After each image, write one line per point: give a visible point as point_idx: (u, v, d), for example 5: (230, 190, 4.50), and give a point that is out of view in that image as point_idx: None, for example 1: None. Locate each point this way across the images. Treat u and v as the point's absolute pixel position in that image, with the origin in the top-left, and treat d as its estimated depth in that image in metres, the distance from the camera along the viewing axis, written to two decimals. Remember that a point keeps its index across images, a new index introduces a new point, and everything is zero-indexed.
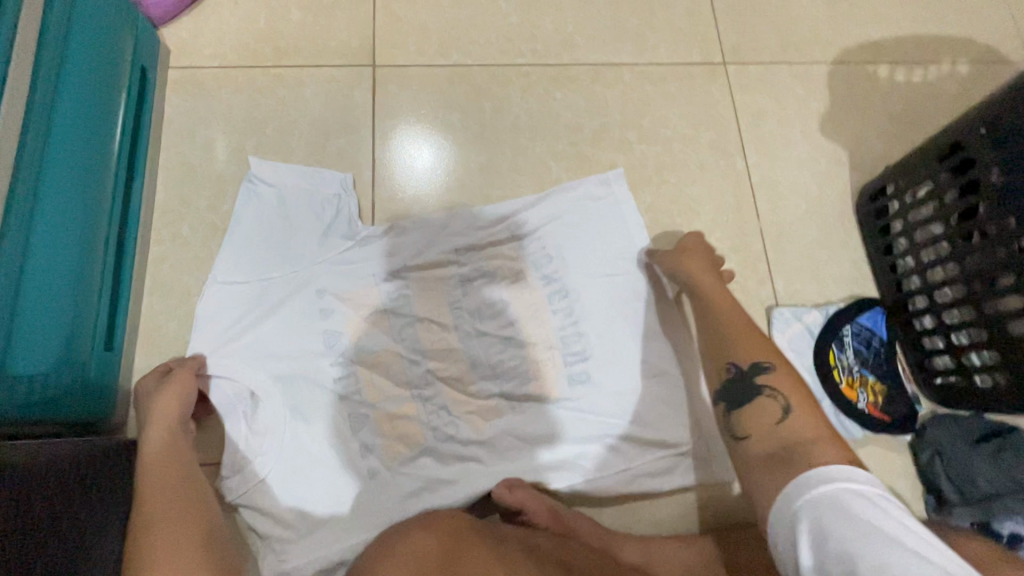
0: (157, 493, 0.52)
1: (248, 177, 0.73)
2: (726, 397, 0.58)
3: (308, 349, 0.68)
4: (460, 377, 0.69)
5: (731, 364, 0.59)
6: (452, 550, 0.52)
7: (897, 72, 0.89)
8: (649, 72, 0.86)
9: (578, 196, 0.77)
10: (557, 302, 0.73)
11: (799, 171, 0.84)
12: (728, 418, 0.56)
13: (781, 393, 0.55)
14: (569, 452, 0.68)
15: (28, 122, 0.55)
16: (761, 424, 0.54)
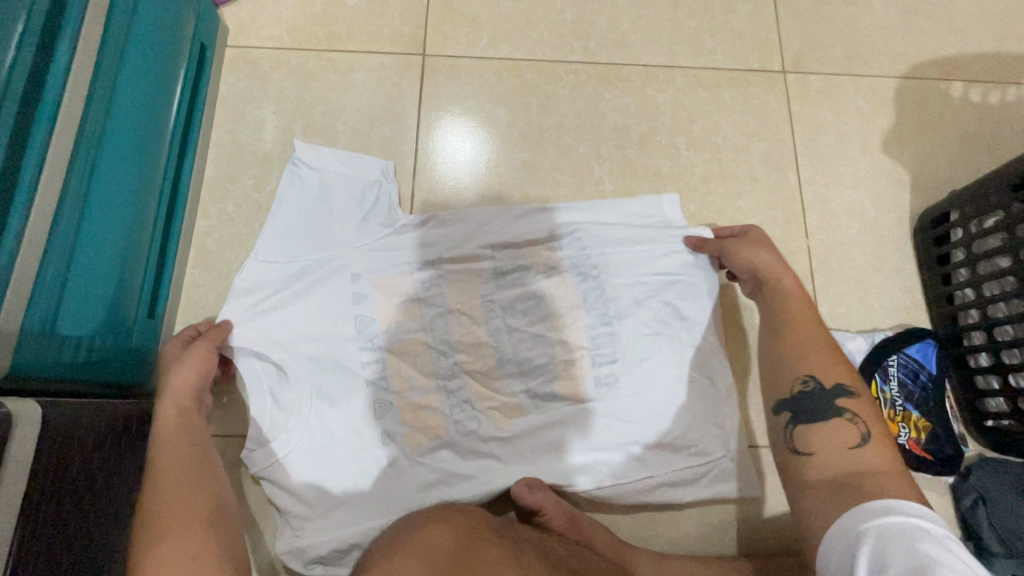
0: (166, 464, 0.52)
1: (292, 159, 0.74)
2: (792, 408, 0.53)
3: (340, 332, 0.69)
4: (487, 371, 0.69)
5: (809, 377, 0.53)
6: (468, 546, 0.50)
7: (973, 91, 0.84)
8: (703, 77, 0.83)
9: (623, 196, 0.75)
10: (592, 301, 0.71)
11: (854, 190, 0.80)
12: (790, 431, 0.52)
13: (864, 421, 0.50)
14: (590, 458, 0.67)
15: (95, 90, 0.56)
16: (833, 445, 0.49)
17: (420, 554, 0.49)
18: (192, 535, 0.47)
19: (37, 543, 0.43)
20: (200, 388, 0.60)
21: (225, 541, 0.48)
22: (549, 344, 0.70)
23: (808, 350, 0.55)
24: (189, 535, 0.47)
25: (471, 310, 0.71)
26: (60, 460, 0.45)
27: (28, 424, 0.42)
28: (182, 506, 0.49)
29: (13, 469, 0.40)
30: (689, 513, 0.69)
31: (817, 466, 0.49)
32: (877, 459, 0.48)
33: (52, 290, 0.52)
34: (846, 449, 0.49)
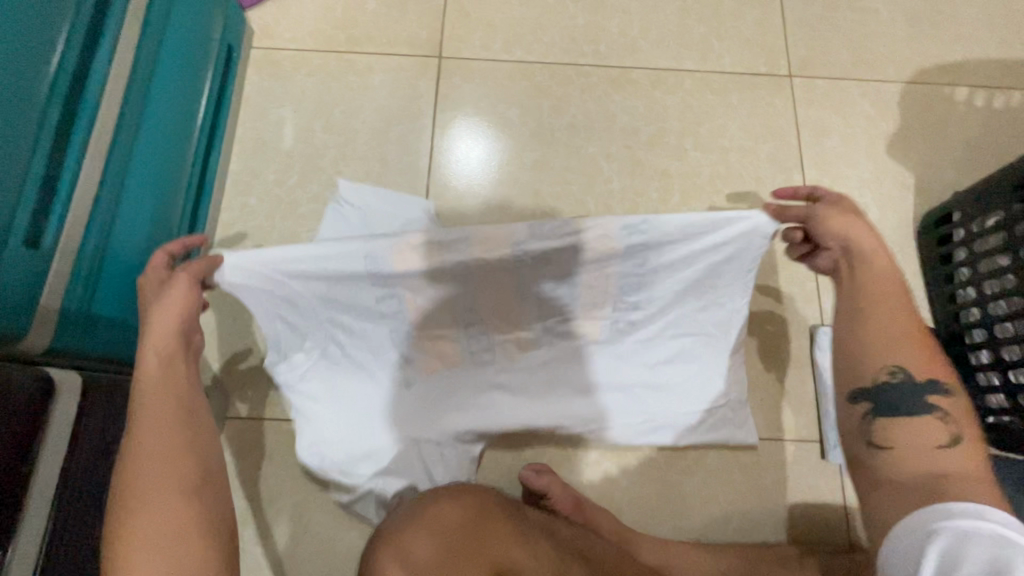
0: (142, 446, 0.41)
1: (336, 199, 0.76)
2: (869, 401, 0.45)
3: (354, 283, 0.52)
4: (505, 309, 0.57)
5: (895, 368, 0.44)
6: (475, 527, 0.52)
7: (977, 97, 0.85)
8: (711, 81, 0.86)
9: None
10: (630, 268, 0.54)
11: (859, 191, 0.82)
12: (866, 424, 0.45)
13: (957, 422, 0.43)
14: (601, 407, 0.68)
15: (134, 78, 0.59)
16: (916, 444, 0.42)
17: (432, 531, 0.51)
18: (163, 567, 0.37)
19: (72, 507, 0.46)
20: (185, 331, 0.46)
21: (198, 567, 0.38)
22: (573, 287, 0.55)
23: (893, 344, 0.45)
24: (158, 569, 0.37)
25: (490, 257, 0.49)
26: (99, 425, 0.49)
27: (70, 393, 0.45)
28: (151, 527, 0.38)
29: (56, 434, 0.44)
30: (693, 503, 0.70)
31: (895, 465, 0.42)
32: (966, 466, 0.40)
33: (90, 267, 0.54)
34: (930, 450, 0.42)
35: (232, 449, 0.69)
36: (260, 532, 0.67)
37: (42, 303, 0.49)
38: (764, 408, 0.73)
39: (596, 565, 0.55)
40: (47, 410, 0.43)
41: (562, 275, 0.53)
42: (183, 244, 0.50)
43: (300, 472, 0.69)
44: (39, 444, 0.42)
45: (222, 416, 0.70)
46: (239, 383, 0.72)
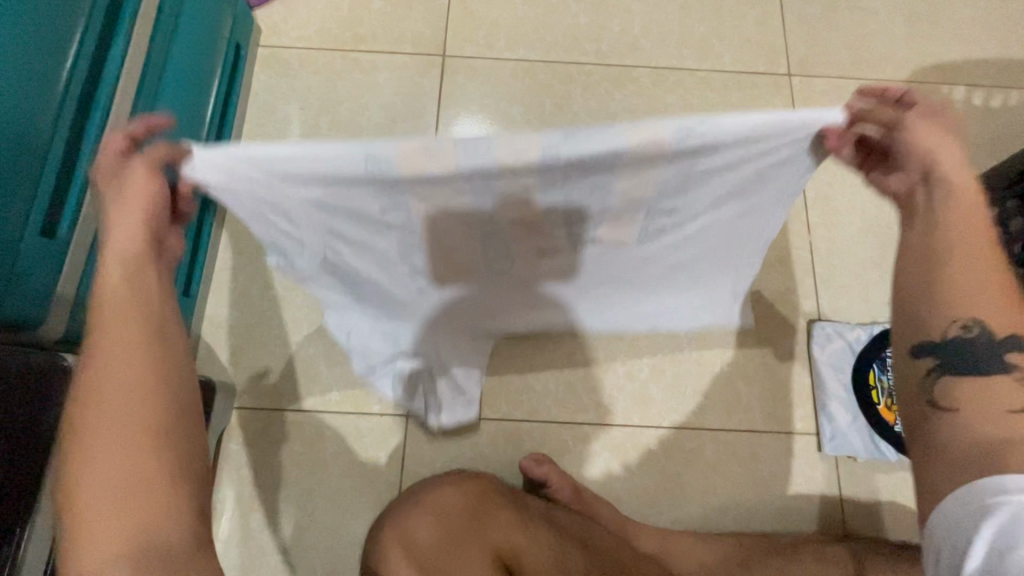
0: (102, 375, 0.32)
1: None
2: (937, 358, 0.36)
3: (360, 198, 0.42)
4: (540, 220, 0.46)
5: (975, 321, 0.35)
6: (478, 513, 0.54)
7: (975, 96, 0.86)
8: (711, 80, 0.87)
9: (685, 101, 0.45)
10: (669, 176, 0.42)
11: (857, 188, 0.83)
12: (930, 384, 0.36)
13: None
14: (608, 300, 0.67)
15: (145, 77, 0.61)
16: (984, 409, 0.34)
17: (435, 515, 0.54)
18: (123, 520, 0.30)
19: None
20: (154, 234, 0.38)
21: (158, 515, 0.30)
22: (607, 194, 0.43)
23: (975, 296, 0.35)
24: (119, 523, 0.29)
25: (519, 165, 0.38)
26: None
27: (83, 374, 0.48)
28: (109, 475, 0.30)
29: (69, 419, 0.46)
30: (690, 494, 0.71)
31: (957, 434, 0.34)
32: None
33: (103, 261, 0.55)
34: (1003, 416, 0.34)
35: (239, 437, 0.71)
36: (267, 519, 0.68)
37: (58, 290, 0.51)
38: (762, 401, 0.74)
39: (594, 551, 0.56)
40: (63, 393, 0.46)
41: (592, 182, 0.41)
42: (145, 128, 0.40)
43: (305, 461, 0.70)
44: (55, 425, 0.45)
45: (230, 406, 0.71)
46: (246, 373, 0.73)
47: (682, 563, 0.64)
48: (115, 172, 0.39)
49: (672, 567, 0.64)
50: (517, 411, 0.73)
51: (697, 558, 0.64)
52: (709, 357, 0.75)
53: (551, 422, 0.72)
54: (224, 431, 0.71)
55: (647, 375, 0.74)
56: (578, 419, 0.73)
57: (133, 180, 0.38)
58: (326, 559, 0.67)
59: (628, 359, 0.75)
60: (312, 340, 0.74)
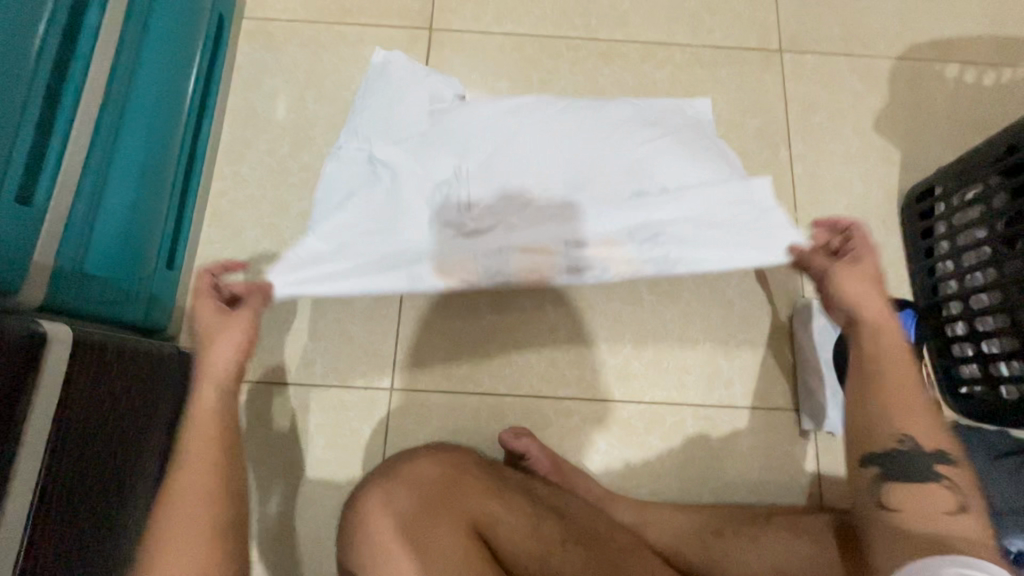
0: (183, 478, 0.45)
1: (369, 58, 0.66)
2: (889, 467, 0.47)
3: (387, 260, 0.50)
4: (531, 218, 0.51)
5: (905, 437, 0.47)
6: (453, 481, 0.56)
7: (967, 73, 0.85)
8: (700, 55, 0.86)
9: (731, 195, 0.51)
10: (650, 250, 0.49)
11: (844, 166, 0.82)
12: (877, 485, 0.47)
13: (960, 489, 0.46)
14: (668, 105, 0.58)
15: (123, 45, 0.61)
16: (926, 508, 0.45)
17: (411, 484, 0.55)
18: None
19: (69, 453, 0.48)
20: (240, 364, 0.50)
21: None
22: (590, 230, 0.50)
23: (913, 410, 0.48)
24: None
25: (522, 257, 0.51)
26: (95, 383, 0.51)
27: (62, 343, 0.47)
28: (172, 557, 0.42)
29: (47, 381, 0.45)
30: (668, 467, 0.72)
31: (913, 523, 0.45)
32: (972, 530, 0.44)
33: (82, 230, 0.56)
34: (943, 513, 0.45)
35: None
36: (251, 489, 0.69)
37: (36, 260, 0.50)
38: (743, 377, 0.74)
39: (570, 521, 0.57)
40: (40, 361, 0.45)
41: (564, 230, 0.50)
42: (223, 265, 0.50)
43: (289, 433, 0.71)
44: (32, 392, 0.44)
45: None
46: None
47: (657, 535, 0.65)
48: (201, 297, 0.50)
49: (649, 537, 0.65)
50: (501, 385, 0.73)
51: (672, 529, 0.65)
52: (691, 334, 0.75)
53: (533, 397, 0.73)
54: None
55: (630, 351, 0.75)
56: (560, 393, 0.73)
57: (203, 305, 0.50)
58: (309, 527, 0.69)
59: (611, 336, 0.75)
60: (296, 314, 0.75)
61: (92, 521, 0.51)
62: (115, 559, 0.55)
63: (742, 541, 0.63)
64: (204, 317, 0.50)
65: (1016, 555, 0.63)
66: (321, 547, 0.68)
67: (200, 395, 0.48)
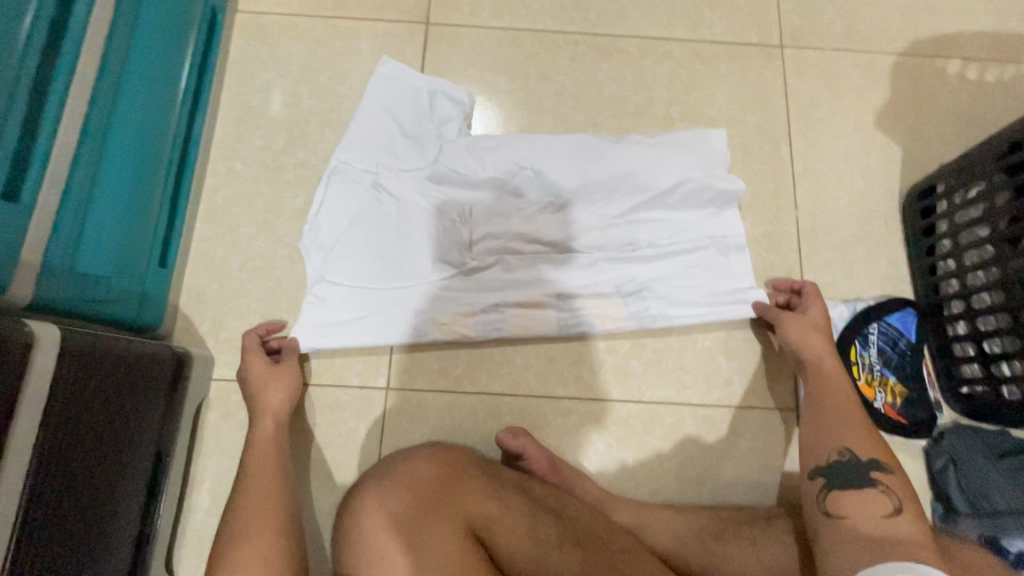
0: (257, 490, 0.59)
1: (388, 112, 0.78)
2: (831, 477, 0.57)
3: (406, 307, 0.72)
4: (518, 273, 0.73)
5: (843, 449, 0.58)
6: (451, 480, 0.55)
7: (969, 69, 0.84)
8: (700, 50, 0.85)
9: (687, 263, 0.75)
10: (632, 305, 0.74)
11: (845, 163, 0.82)
12: (824, 496, 0.56)
13: (897, 495, 0.54)
14: (629, 175, 0.76)
15: (112, 39, 0.59)
16: (869, 514, 0.53)
17: (407, 484, 0.54)
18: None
19: (58, 457, 0.47)
20: (288, 401, 0.67)
21: None
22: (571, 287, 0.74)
23: (843, 426, 0.59)
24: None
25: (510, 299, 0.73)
26: (85, 384, 0.50)
27: (48, 345, 0.46)
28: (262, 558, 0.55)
29: (35, 382, 0.44)
30: (667, 466, 0.71)
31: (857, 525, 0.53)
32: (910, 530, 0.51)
33: (72, 228, 0.55)
34: (882, 518, 0.52)
35: (218, 409, 0.71)
36: None
37: (24, 257, 0.50)
38: (742, 376, 0.74)
39: (567, 521, 0.57)
40: (25, 363, 0.44)
41: (544, 284, 0.73)
42: (269, 328, 0.71)
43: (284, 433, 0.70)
44: (17, 395, 0.43)
45: (208, 376, 0.71)
46: (225, 346, 0.72)
47: (656, 536, 0.65)
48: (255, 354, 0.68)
49: (647, 538, 0.65)
50: (498, 384, 0.72)
51: (671, 531, 0.65)
52: (690, 333, 0.75)
53: (530, 396, 0.72)
54: (203, 403, 0.71)
55: (629, 350, 0.74)
56: (558, 392, 0.73)
57: (253, 359, 0.68)
58: (304, 527, 0.68)
59: (610, 335, 0.74)
60: (291, 313, 0.74)
61: (82, 525, 0.51)
62: (106, 562, 0.54)
63: (741, 543, 0.63)
64: (258, 367, 0.67)
65: (1017, 556, 0.63)
66: (317, 547, 0.68)
67: (264, 417, 0.65)
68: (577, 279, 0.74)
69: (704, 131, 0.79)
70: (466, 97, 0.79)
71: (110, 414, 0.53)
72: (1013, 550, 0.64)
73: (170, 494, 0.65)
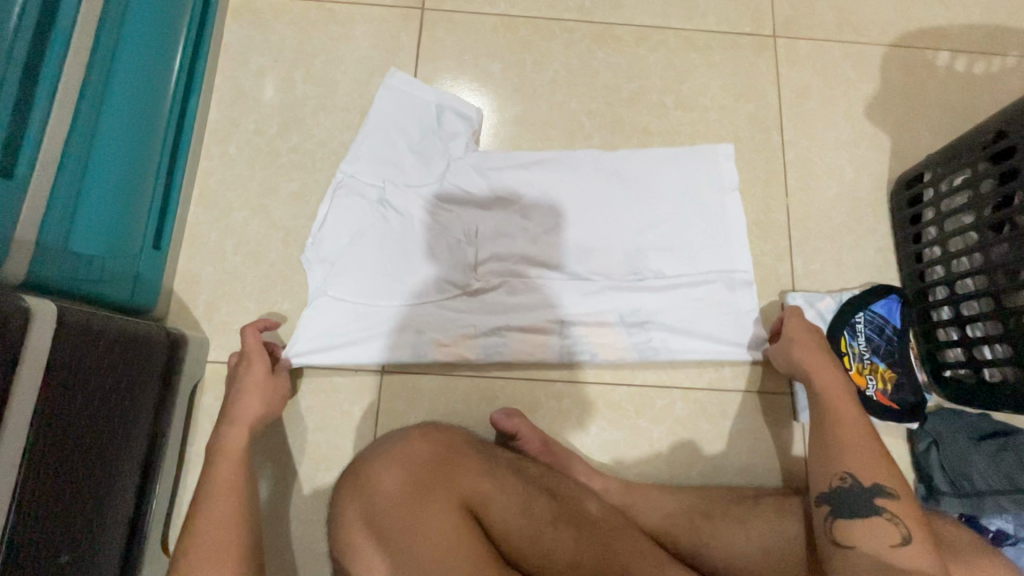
0: (225, 491, 0.57)
1: (400, 127, 0.77)
2: (837, 504, 0.57)
3: (407, 330, 0.71)
4: (522, 298, 0.73)
5: (847, 475, 0.57)
6: (448, 458, 0.56)
7: (957, 62, 0.86)
8: (694, 39, 0.85)
9: (693, 295, 0.75)
10: (635, 333, 0.73)
11: (835, 152, 0.83)
12: (830, 522, 0.57)
13: (904, 522, 0.54)
14: (634, 197, 0.78)
15: (105, 19, 0.59)
16: (875, 543, 0.54)
17: (404, 464, 0.55)
18: None
19: (55, 434, 0.48)
20: (263, 415, 0.64)
21: None
22: (572, 312, 0.74)
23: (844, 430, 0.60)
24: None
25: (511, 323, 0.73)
26: (80, 364, 0.50)
27: (44, 321, 0.46)
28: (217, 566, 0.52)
29: (33, 356, 0.45)
30: (658, 448, 0.72)
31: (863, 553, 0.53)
32: (915, 559, 0.52)
33: (65, 210, 0.55)
34: (888, 547, 0.53)
35: (213, 392, 0.71)
36: None
37: (17, 234, 0.49)
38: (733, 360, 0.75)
39: (561, 499, 0.58)
40: (21, 338, 0.44)
41: (546, 309, 0.73)
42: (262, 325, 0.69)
43: (279, 415, 0.71)
44: (14, 369, 0.43)
45: (202, 359, 0.71)
46: (220, 329, 0.72)
47: (647, 516, 0.66)
48: (250, 355, 0.66)
49: (638, 518, 0.66)
50: (491, 368, 0.73)
51: (662, 511, 0.66)
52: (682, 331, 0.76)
53: (524, 380, 0.73)
54: (198, 385, 0.71)
55: None
56: (551, 376, 0.74)
57: (249, 360, 0.66)
58: (300, 508, 0.68)
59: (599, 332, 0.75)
60: (286, 295, 0.74)
61: (78, 503, 0.51)
62: (102, 539, 0.55)
63: (730, 521, 0.64)
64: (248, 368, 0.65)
65: (994, 533, 0.67)
66: (314, 525, 0.68)
67: (238, 418, 0.62)
68: (578, 304, 0.74)
69: (711, 151, 0.80)
70: (476, 111, 0.79)
71: (106, 394, 0.53)
72: (991, 527, 0.67)
73: (166, 475, 0.65)
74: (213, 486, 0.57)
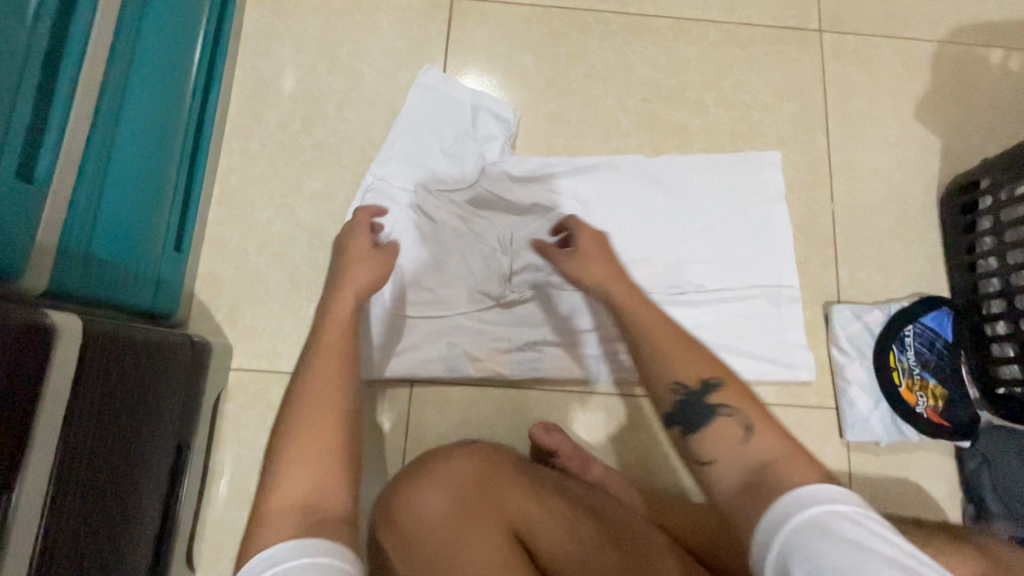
0: (332, 373, 0.50)
1: (432, 129, 0.74)
2: (678, 421, 0.47)
3: (440, 343, 0.69)
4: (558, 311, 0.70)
5: (675, 385, 0.48)
6: (489, 478, 0.53)
7: (1011, 60, 0.82)
8: (735, 33, 0.81)
9: (737, 309, 0.72)
10: None
11: (882, 154, 0.79)
12: (686, 444, 0.47)
13: (739, 410, 0.46)
14: (676, 203, 0.74)
15: (123, 14, 0.55)
16: (727, 448, 0.45)
17: (446, 483, 0.52)
18: (305, 471, 0.43)
19: (81, 452, 0.45)
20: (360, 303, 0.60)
21: (329, 484, 0.43)
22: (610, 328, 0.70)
23: None
24: (310, 460, 0.44)
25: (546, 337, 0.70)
26: (105, 378, 0.47)
27: (70, 339, 0.43)
28: (313, 433, 0.45)
29: (56, 384, 0.42)
30: None
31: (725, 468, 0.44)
32: (765, 448, 0.43)
33: (86, 216, 0.52)
34: (738, 448, 0.44)
35: (237, 400, 0.69)
36: None
37: (40, 240, 0.46)
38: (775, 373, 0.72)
39: (606, 520, 0.55)
40: (42, 371, 0.41)
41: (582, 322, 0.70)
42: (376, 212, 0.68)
43: None
44: (36, 404, 0.40)
45: (226, 366, 0.68)
46: (243, 336, 0.70)
47: None
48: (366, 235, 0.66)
49: None
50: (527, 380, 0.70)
51: None
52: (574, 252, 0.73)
53: (559, 391, 0.70)
54: (221, 394, 0.68)
55: None
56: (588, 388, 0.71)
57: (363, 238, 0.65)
58: None
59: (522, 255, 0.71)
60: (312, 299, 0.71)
61: (104, 520, 0.48)
62: (128, 558, 0.52)
63: None
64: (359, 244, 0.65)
65: None
66: None
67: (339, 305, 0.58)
68: None
69: (754, 157, 0.76)
70: (512, 115, 0.75)
71: (132, 406, 0.51)
72: None
73: (190, 486, 0.63)
74: (288, 408, 0.48)
